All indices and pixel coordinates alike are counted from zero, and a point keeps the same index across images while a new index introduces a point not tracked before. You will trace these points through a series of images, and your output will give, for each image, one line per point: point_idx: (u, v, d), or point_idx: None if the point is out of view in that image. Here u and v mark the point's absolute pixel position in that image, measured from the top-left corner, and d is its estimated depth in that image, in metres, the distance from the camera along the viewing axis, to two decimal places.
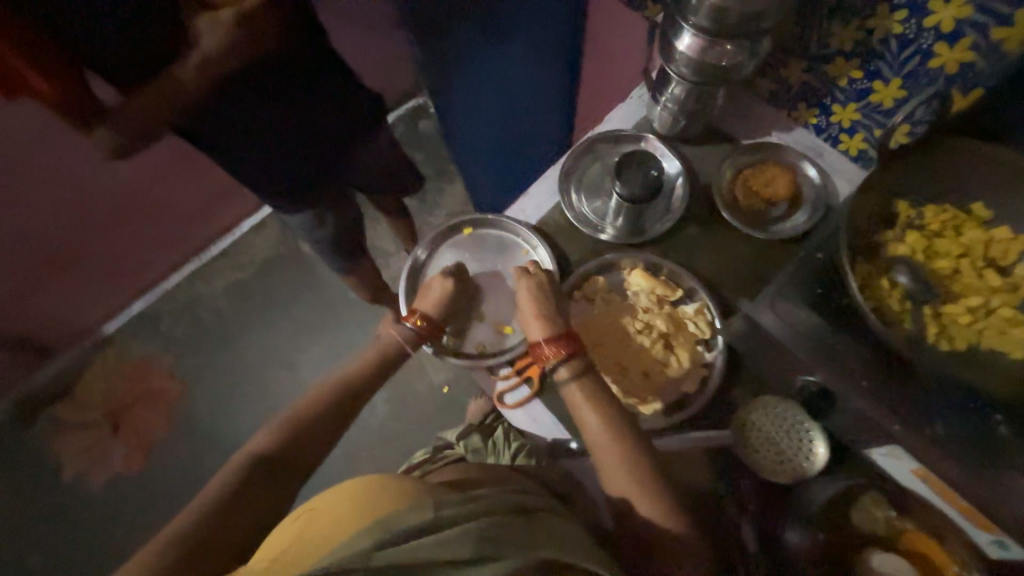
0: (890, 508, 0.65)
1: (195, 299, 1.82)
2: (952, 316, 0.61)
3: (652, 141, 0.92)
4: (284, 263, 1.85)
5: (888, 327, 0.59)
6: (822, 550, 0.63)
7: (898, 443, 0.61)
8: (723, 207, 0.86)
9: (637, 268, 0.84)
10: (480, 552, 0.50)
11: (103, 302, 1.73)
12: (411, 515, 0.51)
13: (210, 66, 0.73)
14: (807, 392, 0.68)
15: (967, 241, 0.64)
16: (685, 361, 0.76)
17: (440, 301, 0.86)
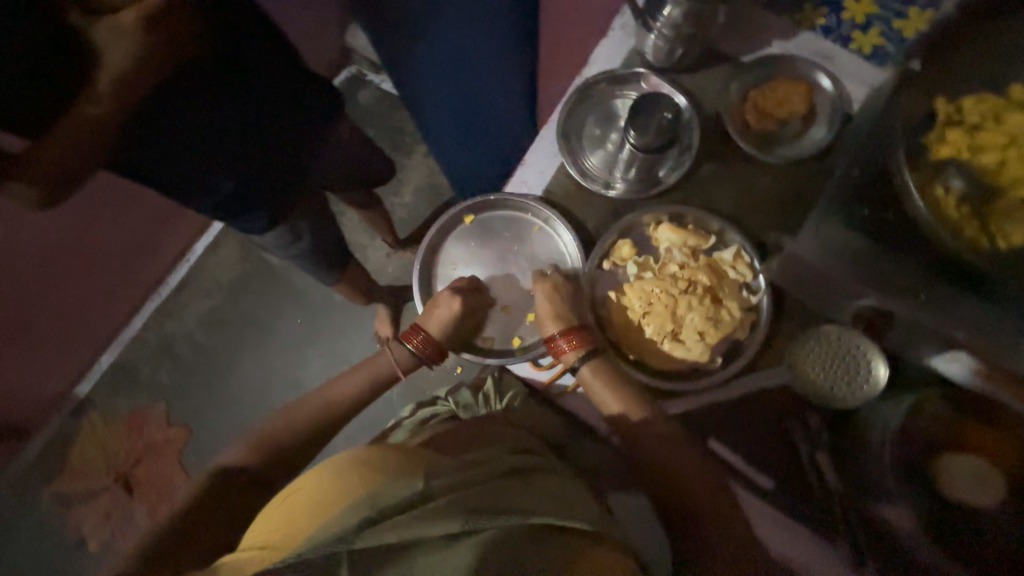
0: (955, 411, 0.65)
1: (167, 339, 1.67)
2: (1007, 211, 0.58)
3: (650, 78, 0.83)
4: (255, 280, 1.70)
5: (953, 237, 0.56)
6: (902, 462, 0.65)
7: (959, 347, 0.63)
8: (736, 135, 0.80)
9: (662, 222, 0.78)
10: (469, 522, 0.50)
11: (71, 367, 1.57)
12: (398, 487, 0.52)
13: (131, 84, 0.58)
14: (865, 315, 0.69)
15: (1009, 128, 0.62)
16: (735, 312, 0.73)
17: (450, 318, 0.78)
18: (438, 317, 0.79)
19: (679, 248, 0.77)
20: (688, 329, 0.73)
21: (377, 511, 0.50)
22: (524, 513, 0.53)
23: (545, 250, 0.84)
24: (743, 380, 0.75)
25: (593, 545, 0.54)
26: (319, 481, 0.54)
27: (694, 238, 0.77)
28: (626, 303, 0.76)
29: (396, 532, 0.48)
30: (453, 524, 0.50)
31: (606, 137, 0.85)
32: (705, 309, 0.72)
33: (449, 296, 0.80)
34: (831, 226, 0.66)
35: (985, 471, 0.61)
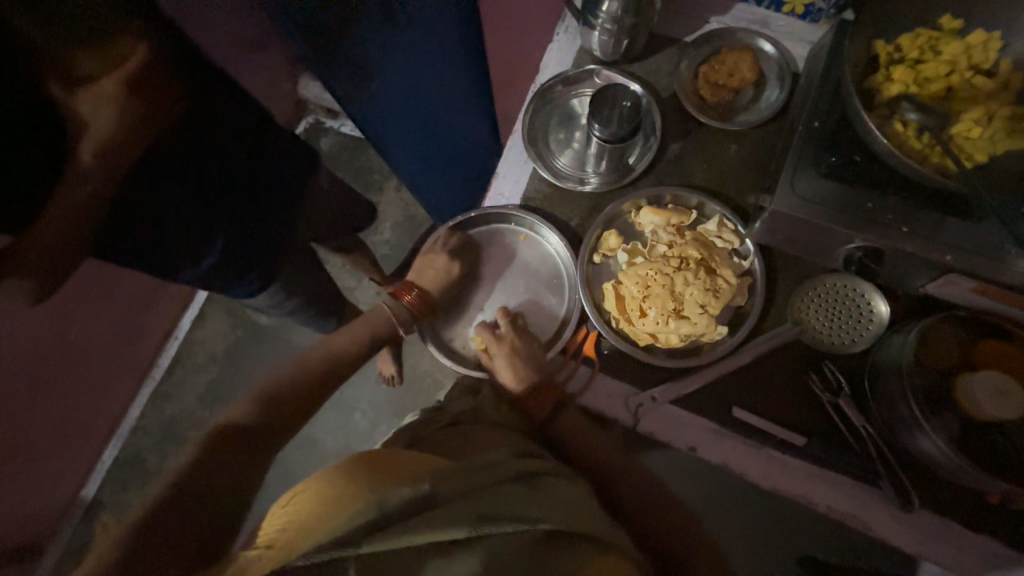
0: (956, 329, 0.68)
1: (170, 418, 1.63)
2: (963, 133, 0.61)
3: (603, 73, 0.86)
4: (249, 343, 1.68)
5: (921, 165, 0.60)
6: (927, 390, 0.65)
7: (951, 270, 0.63)
8: (695, 111, 0.82)
9: (643, 205, 0.80)
10: (477, 531, 0.49)
11: (72, 476, 1.48)
12: (408, 489, 0.50)
13: (112, 152, 0.60)
14: (855, 257, 0.67)
15: (949, 56, 0.65)
16: (730, 278, 0.74)
17: (444, 274, 0.86)
18: (434, 270, 0.87)
19: (665, 228, 0.78)
20: (687, 305, 0.72)
21: (385, 516, 0.48)
22: (532, 521, 0.52)
23: (535, 255, 0.84)
24: (755, 343, 0.74)
25: (596, 557, 0.54)
26: (322, 480, 0.53)
27: (677, 216, 0.78)
28: (622, 290, 0.76)
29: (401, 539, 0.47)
30: (460, 531, 0.49)
31: (572, 137, 0.87)
32: (699, 284, 0.72)
33: (437, 255, 0.87)
34: (805, 172, 0.66)
35: (1004, 384, 0.61)
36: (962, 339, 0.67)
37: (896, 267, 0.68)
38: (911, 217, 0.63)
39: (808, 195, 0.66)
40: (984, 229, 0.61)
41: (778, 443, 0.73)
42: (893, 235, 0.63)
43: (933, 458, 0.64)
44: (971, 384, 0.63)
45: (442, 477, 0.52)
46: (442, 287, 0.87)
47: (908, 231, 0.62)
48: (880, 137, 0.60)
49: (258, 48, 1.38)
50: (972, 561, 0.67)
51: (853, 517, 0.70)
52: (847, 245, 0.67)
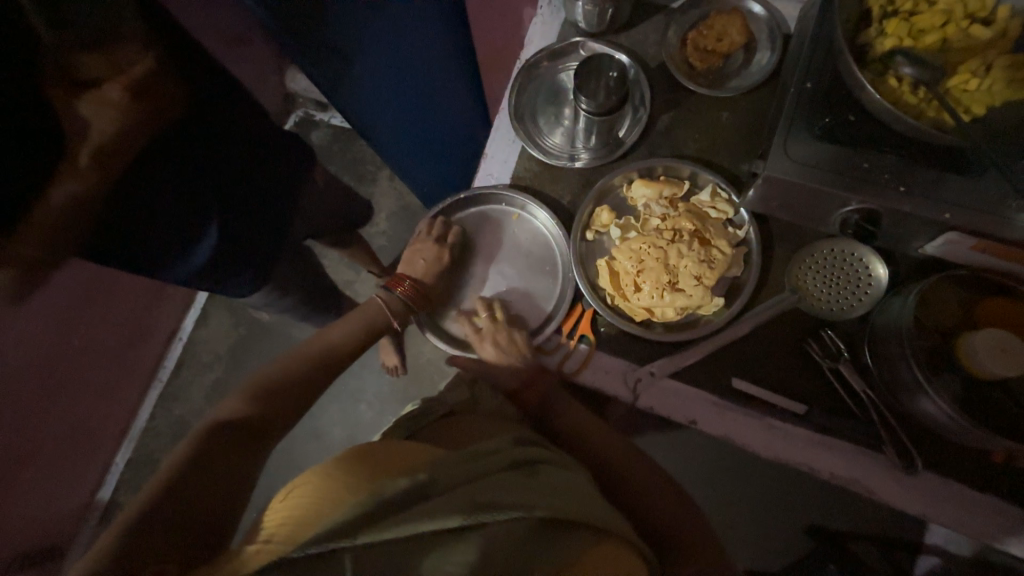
0: (957, 289, 0.67)
1: (178, 419, 1.64)
2: (960, 87, 0.60)
3: (588, 45, 0.84)
4: (252, 341, 1.69)
5: (918, 121, 0.58)
6: (929, 352, 0.65)
7: (950, 230, 0.62)
8: (685, 80, 0.80)
9: (635, 179, 0.78)
10: (472, 518, 0.49)
11: (87, 479, 1.50)
12: (405, 481, 0.51)
13: (108, 152, 0.59)
14: (851, 220, 0.66)
15: (944, 5, 0.62)
16: (726, 248, 0.73)
17: (436, 263, 0.83)
18: (426, 260, 0.83)
19: (657, 201, 0.77)
20: (681, 279, 0.71)
21: (378, 509, 0.48)
22: (527, 508, 0.51)
23: (528, 236, 0.83)
24: (752, 313, 0.74)
25: (598, 544, 0.53)
26: (318, 479, 0.54)
27: (668, 190, 0.77)
28: (616, 266, 0.75)
29: (399, 529, 0.47)
30: (454, 520, 0.48)
31: (559, 113, 0.85)
32: (692, 257, 0.71)
33: (427, 244, 0.84)
34: (798, 137, 0.65)
35: (1008, 341, 0.60)
36: (962, 298, 0.66)
37: (894, 228, 0.66)
38: (907, 176, 0.62)
39: (802, 160, 0.64)
40: (984, 183, 0.59)
41: (779, 413, 0.72)
42: (891, 195, 0.61)
43: (936, 419, 0.63)
44: (972, 343, 0.61)
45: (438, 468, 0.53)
46: (433, 274, 0.83)
47: (906, 190, 0.61)
48: (874, 94, 0.59)
49: (241, 42, 1.36)
50: (979, 521, 0.67)
51: (858, 482, 0.70)
52: (843, 208, 0.65)
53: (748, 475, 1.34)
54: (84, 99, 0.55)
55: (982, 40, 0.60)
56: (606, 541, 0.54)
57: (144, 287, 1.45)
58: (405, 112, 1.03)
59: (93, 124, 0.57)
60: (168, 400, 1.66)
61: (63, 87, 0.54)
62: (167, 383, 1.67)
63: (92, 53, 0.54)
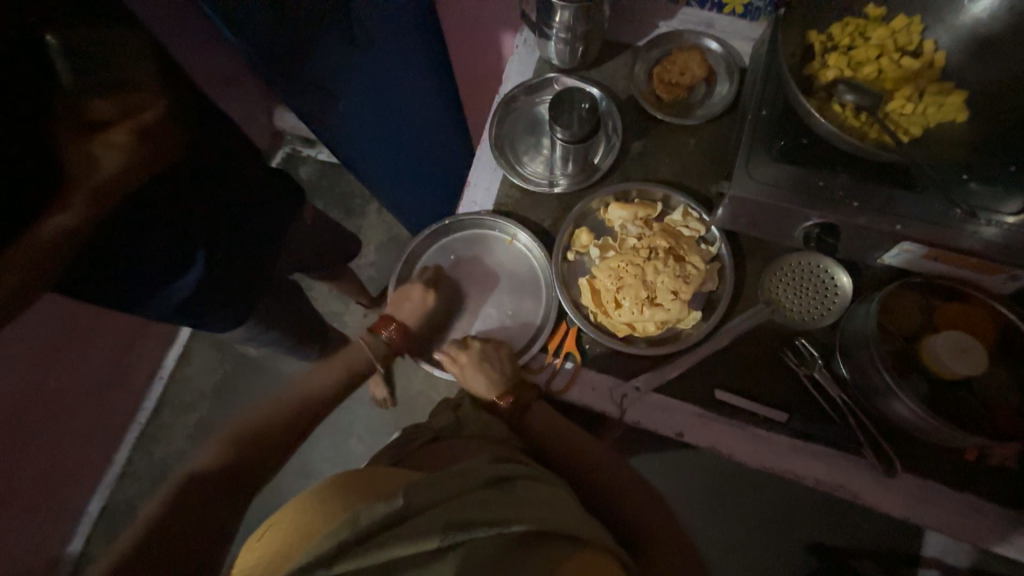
0: (916, 295, 0.71)
1: (158, 462, 1.58)
2: (897, 110, 0.66)
3: (562, 80, 0.90)
4: (237, 376, 1.66)
5: (863, 142, 0.64)
6: (897, 356, 0.68)
7: (905, 239, 0.65)
8: (653, 110, 0.86)
9: (611, 202, 0.82)
10: (451, 536, 0.49)
11: (58, 529, 1.43)
12: (382, 506, 0.51)
13: (109, 191, 0.61)
14: (811, 235, 0.70)
15: (878, 40, 0.70)
16: (700, 263, 0.76)
17: (419, 309, 0.83)
18: (409, 306, 0.83)
19: (632, 221, 0.81)
20: (659, 293, 0.74)
21: (360, 533, 0.49)
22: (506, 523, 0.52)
23: (512, 259, 0.86)
24: (730, 324, 0.77)
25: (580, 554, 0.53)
26: (299, 509, 0.55)
27: (643, 210, 0.81)
28: (597, 284, 0.78)
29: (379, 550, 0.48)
30: (431, 540, 0.48)
31: (537, 143, 0.90)
32: (668, 272, 0.75)
33: (410, 289, 0.84)
34: (759, 158, 0.70)
35: (967, 342, 0.64)
36: (922, 303, 0.70)
37: (853, 241, 0.71)
38: (858, 191, 0.66)
39: (762, 180, 0.69)
40: (929, 196, 0.64)
41: (762, 422, 0.74)
42: (846, 209, 0.66)
43: (909, 420, 0.66)
44: (935, 344, 0.65)
45: (416, 489, 0.53)
46: (417, 319, 0.84)
47: (859, 205, 0.66)
48: (821, 119, 0.64)
49: (231, 83, 1.41)
50: (963, 521, 0.69)
51: (843, 488, 0.71)
52: (805, 223, 0.69)
53: (745, 495, 1.33)
54: (96, 142, 0.59)
55: (912, 70, 0.68)
56: (588, 548, 0.55)
57: (126, 325, 1.43)
58: (391, 145, 1.07)
59: (80, 162, 0.59)
60: (148, 443, 1.60)
61: (77, 130, 0.58)
62: (147, 424, 1.62)
63: (105, 99, 0.58)
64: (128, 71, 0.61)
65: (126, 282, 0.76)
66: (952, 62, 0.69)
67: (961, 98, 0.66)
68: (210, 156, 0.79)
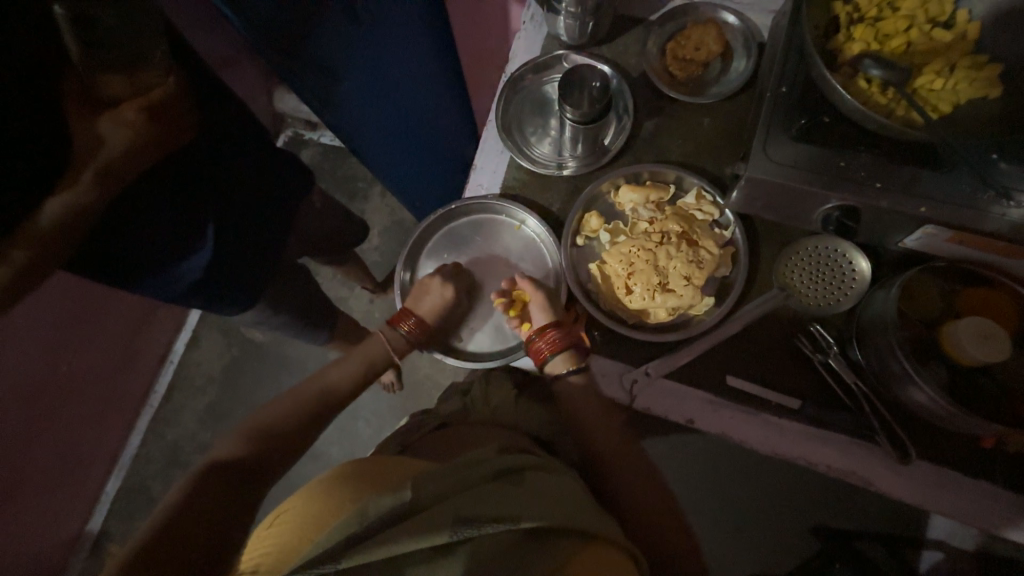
0: (936, 280, 0.69)
1: (171, 444, 1.61)
2: (927, 86, 0.63)
3: (571, 57, 0.87)
4: (246, 361, 1.67)
5: (890, 119, 0.60)
6: (916, 343, 0.66)
7: (928, 223, 0.63)
8: (666, 88, 0.83)
9: (622, 184, 0.80)
10: (460, 531, 0.49)
11: (75, 510, 1.47)
12: (389, 499, 0.51)
13: (115, 170, 0.60)
14: (833, 216, 0.68)
15: (907, 12, 0.67)
16: (714, 247, 0.75)
17: (441, 304, 0.79)
18: (429, 301, 0.79)
19: (643, 205, 0.79)
20: (669, 279, 0.73)
21: (368, 526, 0.49)
22: (515, 518, 0.52)
23: (519, 243, 0.84)
24: (743, 310, 0.75)
25: (586, 545, 0.55)
26: (308, 500, 0.56)
27: (654, 193, 0.79)
28: (606, 269, 0.76)
29: (386, 548, 0.47)
30: (442, 535, 0.49)
31: (545, 122, 0.87)
32: (679, 257, 0.73)
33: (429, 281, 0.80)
34: (778, 137, 0.67)
35: (990, 328, 0.62)
36: (942, 289, 0.69)
37: (874, 223, 0.68)
38: (881, 171, 0.64)
39: (779, 161, 0.66)
40: (956, 177, 0.62)
41: (773, 408, 0.73)
42: (868, 191, 0.63)
43: (926, 407, 0.65)
44: (960, 328, 0.63)
45: (424, 482, 0.54)
46: (438, 314, 0.79)
47: (883, 187, 0.63)
48: (846, 97, 0.60)
49: (231, 64, 1.38)
50: (974, 507, 0.68)
51: (852, 474, 0.71)
52: (825, 206, 0.67)
53: (751, 479, 1.33)
54: (104, 120, 0.57)
55: (942, 43, 0.65)
56: (595, 541, 0.55)
57: (135, 310, 1.44)
58: (397, 128, 1.04)
59: (78, 146, 0.57)
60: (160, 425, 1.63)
61: (83, 107, 0.56)
62: (159, 407, 1.64)
63: (115, 74, 0.55)
64: (145, 45, 0.54)
65: (131, 268, 0.76)
66: (988, 33, 0.65)
67: (995, 72, 0.63)
68: (211, 140, 0.77)
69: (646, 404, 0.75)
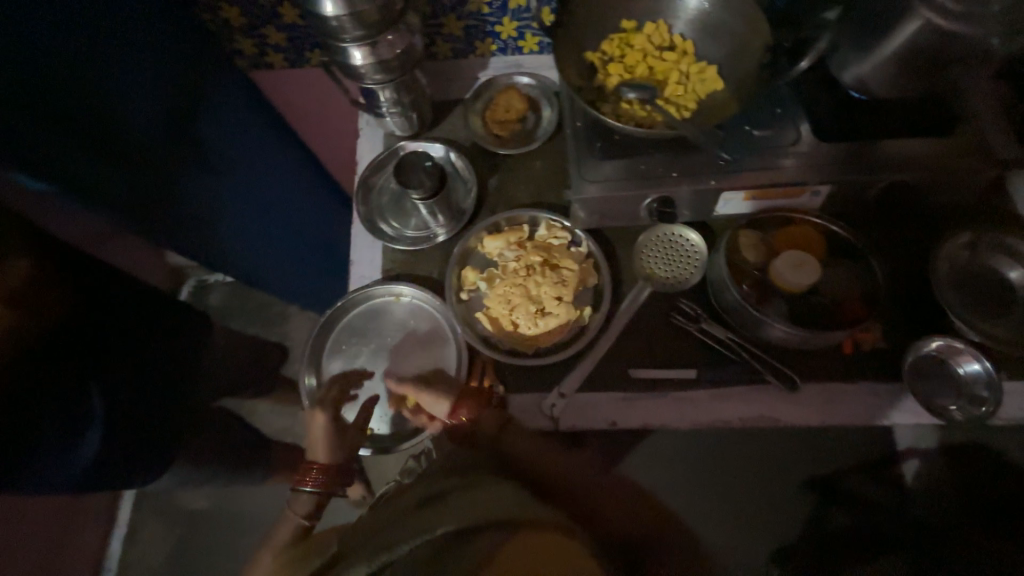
0: (755, 231, 0.80)
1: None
2: (673, 94, 0.79)
3: (407, 143, 0.98)
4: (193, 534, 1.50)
5: (653, 127, 0.74)
6: (754, 290, 0.77)
7: (727, 190, 0.76)
8: (495, 147, 0.95)
9: (484, 236, 0.88)
10: (373, 563, 0.48)
11: None
12: (318, 560, 0.53)
13: None
14: (652, 209, 0.80)
15: (640, 46, 0.83)
16: (574, 262, 0.85)
17: (325, 427, 0.80)
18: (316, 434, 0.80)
19: (508, 248, 0.87)
20: (546, 304, 0.81)
21: None
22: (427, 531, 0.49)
23: (410, 316, 0.89)
24: (619, 309, 0.84)
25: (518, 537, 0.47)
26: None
27: (513, 235, 0.88)
28: (492, 313, 0.84)
29: None
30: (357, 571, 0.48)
31: (402, 202, 0.95)
32: (548, 283, 0.82)
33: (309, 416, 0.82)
34: (587, 162, 0.79)
35: (802, 259, 0.75)
36: (763, 238, 0.79)
37: (687, 204, 0.81)
38: (670, 164, 0.77)
39: (590, 181, 0.78)
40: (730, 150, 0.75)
41: (678, 384, 0.79)
42: (669, 181, 0.76)
43: (784, 337, 0.74)
44: (779, 265, 0.75)
45: (354, 530, 0.54)
46: (329, 438, 0.80)
47: (679, 175, 0.76)
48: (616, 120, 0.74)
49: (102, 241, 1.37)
50: (863, 403, 0.77)
51: (762, 416, 0.77)
52: (645, 201, 0.79)
53: (774, 475, 1.12)
54: None
55: (672, 60, 0.82)
56: (528, 527, 0.47)
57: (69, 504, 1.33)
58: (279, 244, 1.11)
59: None
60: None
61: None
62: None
63: None
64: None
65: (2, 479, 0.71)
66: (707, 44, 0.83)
67: (715, 68, 0.80)
68: (64, 317, 0.78)
69: (570, 423, 0.79)
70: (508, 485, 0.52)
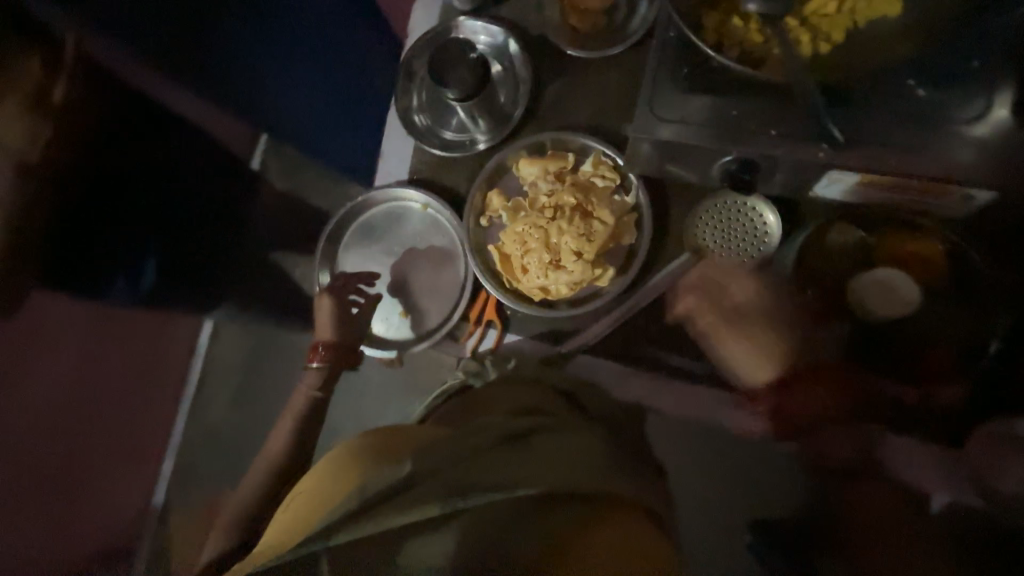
0: (855, 227, 0.65)
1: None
2: (824, 12, 0.56)
3: (463, 22, 0.82)
4: None
5: (760, 67, 0.57)
6: (818, 302, 0.66)
7: (832, 167, 0.54)
8: (564, 47, 0.78)
9: (522, 158, 0.77)
10: (449, 504, 0.40)
11: None
12: (387, 471, 0.42)
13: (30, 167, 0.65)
14: (729, 171, 0.61)
15: None
16: (614, 215, 0.72)
17: (331, 316, 0.83)
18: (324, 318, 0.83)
19: (540, 181, 0.75)
20: (566, 256, 0.71)
21: (365, 499, 0.40)
22: (514, 481, 0.42)
23: (429, 228, 0.86)
24: (646, 277, 0.75)
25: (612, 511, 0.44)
26: (316, 475, 0.46)
27: (550, 165, 0.75)
28: (505, 249, 0.75)
29: (374, 522, 0.39)
30: (431, 506, 0.40)
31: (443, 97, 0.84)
32: (575, 231, 0.71)
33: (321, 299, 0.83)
34: (663, 93, 0.60)
35: (896, 281, 0.62)
36: (863, 238, 0.65)
37: (780, 173, 0.61)
38: (775, 119, 0.55)
39: (660, 121, 0.59)
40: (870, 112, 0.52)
41: None
42: (765, 139, 0.55)
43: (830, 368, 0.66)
44: (861, 285, 0.63)
45: (427, 455, 0.43)
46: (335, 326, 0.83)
47: (779, 133, 0.54)
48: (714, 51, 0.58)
49: None
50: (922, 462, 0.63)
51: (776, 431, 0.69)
52: (723, 158, 0.60)
53: None
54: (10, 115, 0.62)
55: None
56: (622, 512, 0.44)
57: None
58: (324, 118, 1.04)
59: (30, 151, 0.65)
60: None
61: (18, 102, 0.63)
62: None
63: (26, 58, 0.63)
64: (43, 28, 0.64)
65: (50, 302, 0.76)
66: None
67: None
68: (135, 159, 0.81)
69: None
70: (589, 436, 0.51)
